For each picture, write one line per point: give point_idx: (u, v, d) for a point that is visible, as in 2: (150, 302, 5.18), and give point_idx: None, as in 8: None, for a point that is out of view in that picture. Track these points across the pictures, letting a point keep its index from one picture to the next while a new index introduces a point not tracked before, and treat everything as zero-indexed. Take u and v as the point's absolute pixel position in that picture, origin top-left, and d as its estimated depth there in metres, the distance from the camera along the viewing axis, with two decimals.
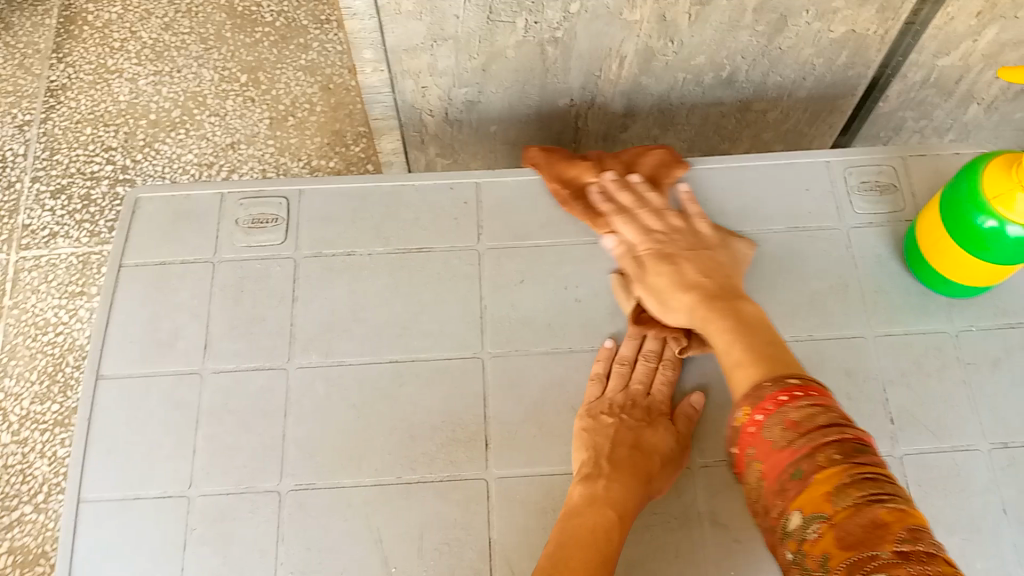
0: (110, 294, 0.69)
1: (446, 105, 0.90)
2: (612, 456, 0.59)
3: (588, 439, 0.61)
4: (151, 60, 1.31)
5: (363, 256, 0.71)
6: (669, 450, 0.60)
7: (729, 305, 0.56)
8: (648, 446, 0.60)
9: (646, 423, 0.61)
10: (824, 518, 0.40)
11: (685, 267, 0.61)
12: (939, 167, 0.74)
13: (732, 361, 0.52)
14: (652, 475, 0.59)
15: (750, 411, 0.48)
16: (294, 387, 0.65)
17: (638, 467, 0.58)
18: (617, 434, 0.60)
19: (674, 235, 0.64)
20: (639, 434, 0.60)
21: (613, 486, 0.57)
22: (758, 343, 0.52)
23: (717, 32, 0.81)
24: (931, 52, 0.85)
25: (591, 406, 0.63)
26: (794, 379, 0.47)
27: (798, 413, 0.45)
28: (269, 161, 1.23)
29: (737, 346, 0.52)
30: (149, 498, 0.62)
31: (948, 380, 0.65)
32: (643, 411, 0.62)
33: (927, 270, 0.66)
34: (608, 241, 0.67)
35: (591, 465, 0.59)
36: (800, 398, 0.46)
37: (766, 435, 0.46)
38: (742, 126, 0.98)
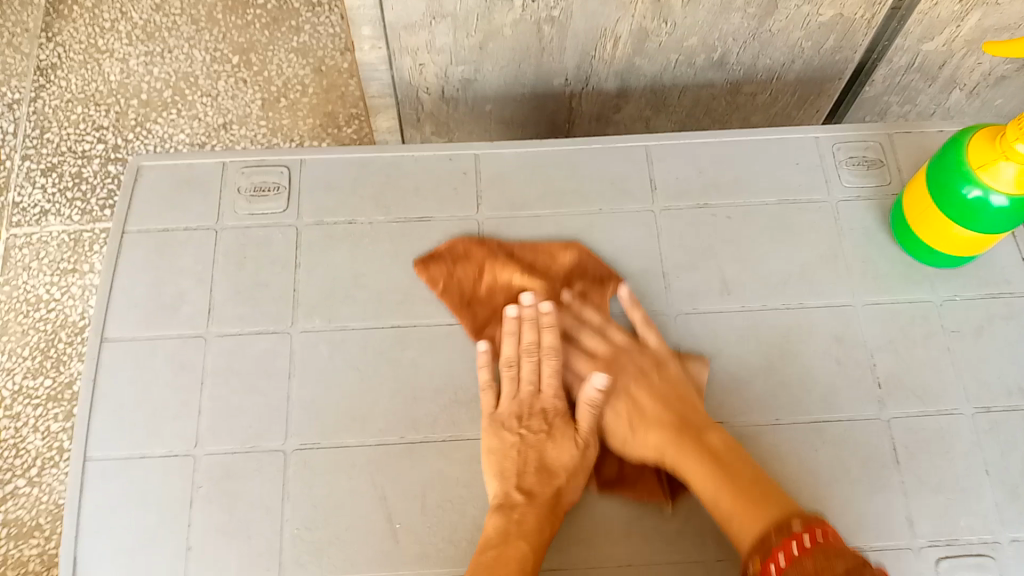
0: (113, 259, 0.70)
1: (444, 83, 0.91)
2: (523, 483, 0.59)
3: (497, 465, 0.60)
4: (142, 40, 1.31)
5: (365, 224, 0.72)
6: (574, 459, 0.61)
7: (700, 445, 0.59)
8: (556, 465, 0.60)
9: (549, 435, 0.62)
10: None
11: (642, 399, 0.63)
12: (923, 143, 0.76)
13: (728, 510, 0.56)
14: (561, 490, 0.60)
15: (763, 565, 0.51)
16: (299, 350, 0.66)
17: (546, 484, 0.59)
18: (522, 458, 0.61)
19: (622, 361, 0.65)
20: (544, 451, 0.61)
21: (529, 522, 0.57)
22: (751, 478, 0.57)
23: (711, 14, 0.83)
24: (916, 37, 0.88)
25: (489, 418, 0.62)
26: (801, 526, 0.52)
27: (814, 563, 0.48)
28: (262, 141, 1.23)
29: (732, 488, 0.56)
30: (155, 457, 0.63)
31: (933, 347, 0.67)
32: (545, 419, 0.62)
33: (913, 241, 0.69)
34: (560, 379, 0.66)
35: (503, 500, 0.59)
36: (813, 550, 0.49)
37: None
38: (732, 108, 1.00)
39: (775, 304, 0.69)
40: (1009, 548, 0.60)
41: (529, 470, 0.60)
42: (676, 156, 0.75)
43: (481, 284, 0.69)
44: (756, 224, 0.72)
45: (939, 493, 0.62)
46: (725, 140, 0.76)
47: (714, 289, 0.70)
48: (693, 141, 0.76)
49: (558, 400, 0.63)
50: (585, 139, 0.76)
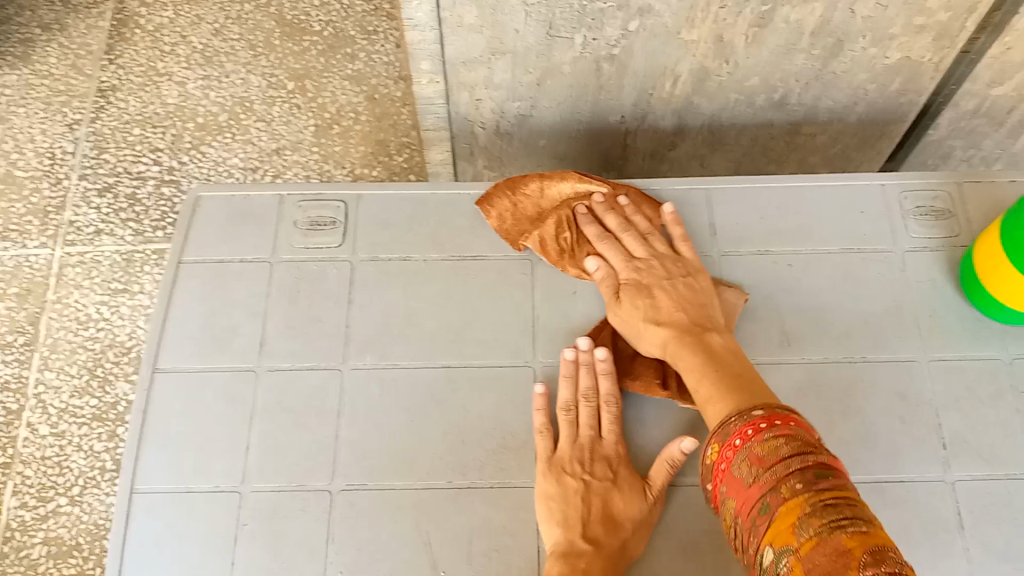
0: (168, 290, 0.70)
1: (499, 117, 0.91)
2: (590, 528, 0.57)
3: (559, 511, 0.58)
4: (200, 64, 1.33)
5: (419, 262, 0.71)
6: (640, 512, 0.59)
7: (701, 338, 0.60)
8: (621, 515, 0.59)
9: (613, 483, 0.60)
10: (791, 551, 0.41)
11: (660, 297, 0.63)
12: (995, 195, 0.74)
13: (707, 394, 0.55)
14: (625, 542, 0.58)
15: (722, 448, 0.50)
16: (349, 388, 0.66)
17: (609, 529, 0.58)
18: (587, 504, 0.58)
19: (654, 263, 0.66)
20: (610, 498, 0.59)
21: (595, 570, 0.55)
22: (733, 374, 0.56)
23: (774, 55, 0.82)
24: (986, 81, 0.85)
25: (548, 462, 0.61)
26: (760, 411, 0.49)
27: (763, 446, 0.47)
28: (313, 167, 1.24)
29: (715, 377, 0.56)
30: (201, 492, 0.62)
31: (1003, 409, 0.64)
32: (607, 463, 0.61)
33: (982, 295, 0.67)
34: (591, 264, 0.67)
35: (567, 547, 0.57)
36: (764, 430, 0.48)
37: (736, 471, 0.48)
38: (790, 149, 0.98)
39: (836, 357, 0.67)
40: None
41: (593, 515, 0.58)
42: (737, 201, 0.74)
43: (547, 198, 0.73)
44: (818, 273, 0.70)
45: (1009, 565, 0.59)
46: (787, 185, 0.74)
47: (773, 339, 0.68)
48: (755, 185, 0.74)
49: (619, 447, 0.62)
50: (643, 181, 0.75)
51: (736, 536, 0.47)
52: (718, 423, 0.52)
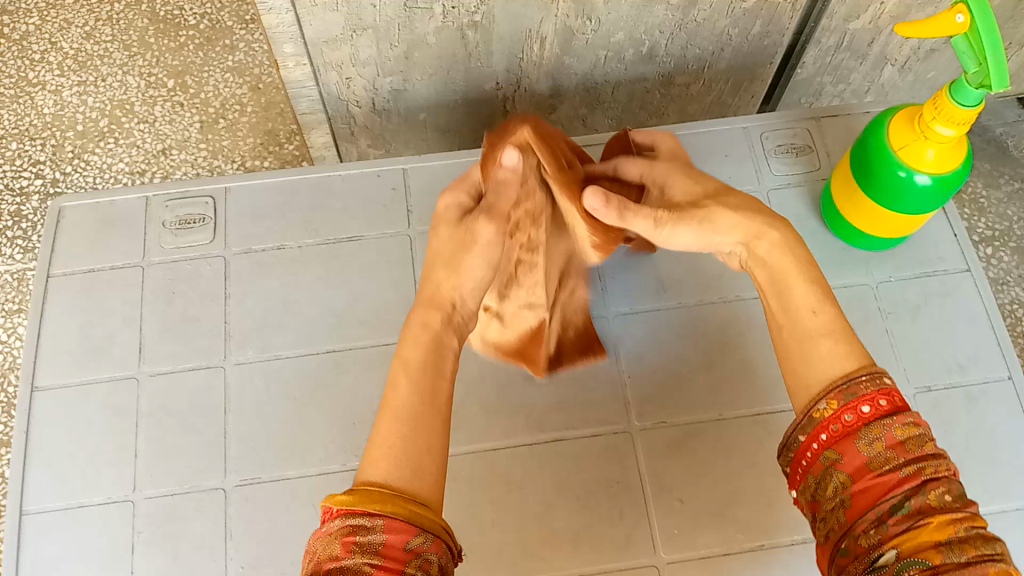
0: (39, 306, 0.68)
1: (373, 95, 0.89)
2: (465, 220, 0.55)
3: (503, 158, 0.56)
4: (74, 70, 1.26)
5: (293, 249, 0.71)
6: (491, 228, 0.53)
7: (765, 238, 0.52)
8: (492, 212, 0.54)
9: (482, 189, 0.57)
10: (926, 563, 0.36)
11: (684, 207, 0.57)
12: (850, 126, 0.78)
13: (808, 330, 0.48)
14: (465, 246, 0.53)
15: (842, 407, 0.44)
16: (232, 383, 0.65)
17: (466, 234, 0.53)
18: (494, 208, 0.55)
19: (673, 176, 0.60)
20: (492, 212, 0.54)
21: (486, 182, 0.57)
22: (834, 316, 0.48)
23: (634, 9, 0.81)
24: (842, 16, 0.86)
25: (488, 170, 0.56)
26: (888, 382, 0.44)
27: (902, 433, 0.42)
28: (203, 165, 1.19)
29: (823, 313, 0.48)
30: (93, 505, 0.61)
31: (871, 329, 0.68)
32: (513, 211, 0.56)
33: (845, 227, 0.70)
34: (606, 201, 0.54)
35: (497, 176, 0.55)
36: (901, 414, 0.43)
37: (860, 445, 0.42)
38: (668, 100, 0.99)
39: (710, 299, 0.70)
40: None
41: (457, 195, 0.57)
42: None
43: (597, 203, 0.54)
44: None
45: None
46: None
47: (649, 287, 0.71)
48: None
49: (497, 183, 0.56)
50: None
51: (835, 517, 0.42)
52: (837, 376, 0.45)
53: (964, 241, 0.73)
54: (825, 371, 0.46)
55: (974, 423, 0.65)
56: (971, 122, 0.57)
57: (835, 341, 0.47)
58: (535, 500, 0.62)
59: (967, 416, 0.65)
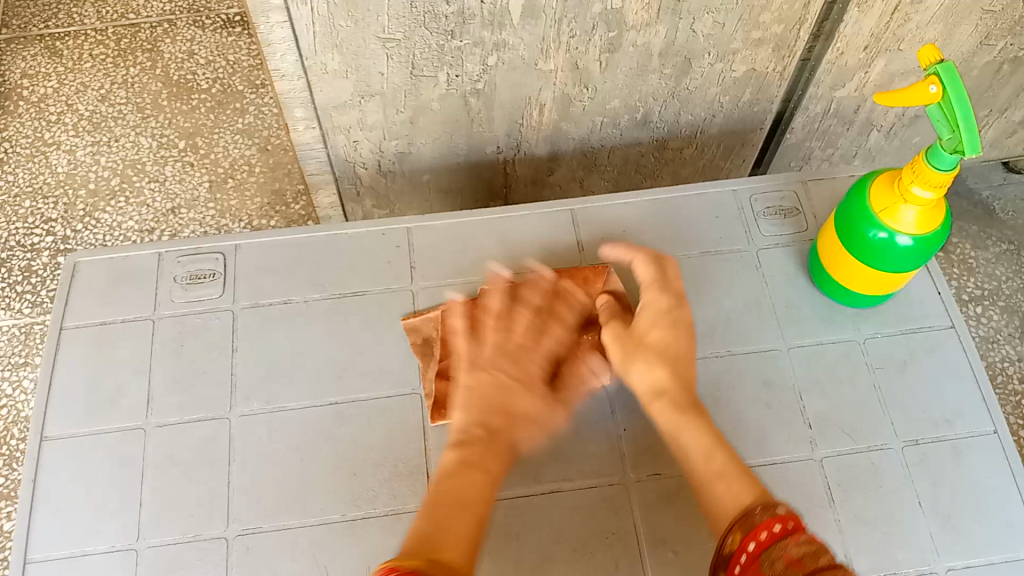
0: (51, 358, 0.71)
1: (378, 157, 0.92)
2: (477, 415, 0.63)
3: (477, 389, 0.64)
4: (88, 131, 1.30)
5: (300, 303, 0.73)
6: (540, 411, 0.65)
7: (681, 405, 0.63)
8: (518, 414, 0.64)
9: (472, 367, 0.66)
10: None
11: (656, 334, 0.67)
12: (835, 189, 0.81)
13: (714, 472, 0.58)
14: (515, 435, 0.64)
15: (743, 538, 0.52)
16: (237, 434, 0.67)
17: (502, 446, 0.62)
18: (491, 395, 0.64)
19: (669, 310, 0.68)
20: (509, 399, 0.64)
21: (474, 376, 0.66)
22: (727, 459, 0.59)
23: (629, 77, 0.85)
24: (828, 85, 0.90)
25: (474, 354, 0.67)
26: (782, 509, 0.53)
27: (798, 550, 0.49)
28: (211, 223, 1.22)
29: (716, 457, 0.59)
30: (97, 554, 0.62)
31: (859, 385, 0.70)
32: (489, 360, 0.66)
33: (831, 284, 0.72)
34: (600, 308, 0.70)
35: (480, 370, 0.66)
36: (795, 532, 0.51)
37: (762, 564, 0.49)
38: (661, 164, 1.02)
39: (703, 353, 0.72)
40: None
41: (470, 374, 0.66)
42: (601, 217, 0.80)
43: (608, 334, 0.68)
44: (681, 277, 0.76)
45: (877, 529, 0.64)
46: (652, 197, 0.81)
47: None
48: (620, 201, 0.80)
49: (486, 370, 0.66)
50: (508, 207, 0.79)
51: None
52: (738, 509, 0.55)
53: (948, 299, 0.75)
54: (728, 505, 0.56)
55: (962, 477, 0.66)
56: (948, 186, 0.60)
57: (731, 480, 0.58)
58: (532, 550, 0.63)
59: (955, 469, 0.67)
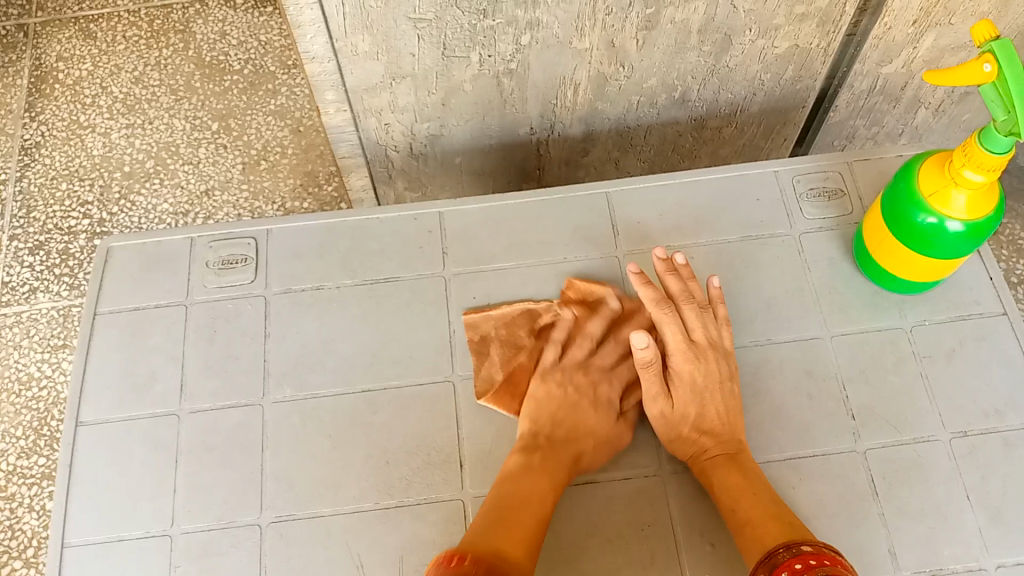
0: (85, 344, 0.71)
1: (410, 139, 0.91)
2: (543, 430, 0.64)
3: (534, 409, 0.65)
4: (123, 113, 1.30)
5: (332, 289, 0.73)
6: (606, 431, 0.65)
7: (743, 460, 0.62)
8: (584, 429, 0.64)
9: (545, 382, 0.67)
10: None
11: (703, 383, 0.64)
12: (882, 169, 0.79)
13: (761, 507, 0.58)
14: (583, 452, 0.63)
15: None
16: (270, 421, 0.67)
17: (563, 458, 0.62)
18: (559, 411, 0.65)
19: (698, 381, 0.64)
20: (576, 414, 0.65)
21: (538, 389, 0.66)
22: (774, 501, 0.58)
23: (666, 55, 0.83)
24: (874, 61, 0.86)
25: (550, 367, 0.68)
26: (809, 548, 0.52)
27: None
28: (244, 206, 1.22)
29: (764, 497, 0.59)
30: (133, 539, 0.63)
31: (905, 374, 0.68)
32: (564, 373, 0.67)
33: (876, 270, 0.70)
34: (640, 340, 0.62)
35: (545, 386, 0.67)
36: (815, 567, 0.50)
37: None
38: (699, 143, 0.99)
39: (742, 342, 0.70)
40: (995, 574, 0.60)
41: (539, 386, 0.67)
42: (638, 201, 0.77)
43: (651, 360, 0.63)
44: (721, 263, 0.74)
45: (921, 523, 0.62)
46: (690, 179, 0.78)
47: None
48: (657, 184, 0.78)
49: (555, 385, 0.67)
50: (542, 190, 0.78)
51: None
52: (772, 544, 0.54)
53: (1000, 284, 0.72)
54: (766, 537, 0.55)
55: (1013, 469, 0.64)
56: (1002, 169, 0.58)
57: (777, 519, 0.57)
58: (567, 542, 0.62)
59: (1004, 462, 0.64)
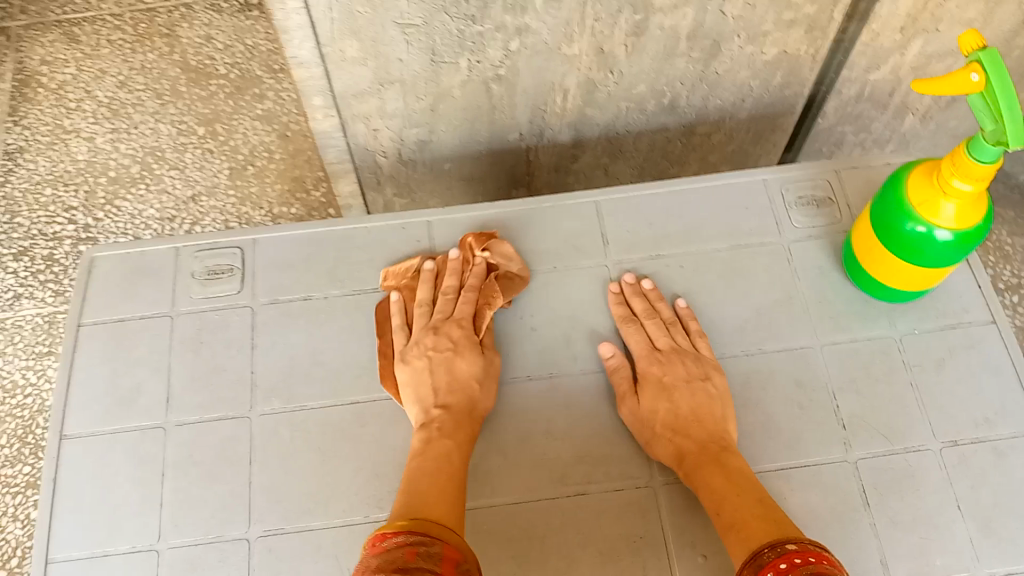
0: (70, 356, 0.70)
1: (398, 146, 0.91)
2: (432, 404, 0.64)
3: (413, 392, 0.65)
4: (107, 117, 1.29)
5: (319, 300, 0.72)
6: (478, 368, 0.66)
7: (727, 457, 0.61)
8: (462, 379, 0.66)
9: (407, 365, 0.67)
10: None
11: (671, 381, 0.66)
12: (871, 177, 0.79)
13: (746, 504, 0.57)
14: (474, 398, 0.65)
15: None
16: (258, 434, 0.66)
17: (462, 421, 0.63)
18: (434, 377, 0.66)
19: (665, 380, 0.66)
20: (449, 371, 0.66)
21: (403, 373, 0.67)
22: (761, 498, 0.58)
23: (655, 61, 0.82)
24: (863, 67, 0.86)
25: (402, 350, 0.68)
26: (793, 546, 0.51)
27: None
28: (231, 211, 1.21)
29: (749, 494, 0.58)
30: (119, 554, 0.62)
31: (896, 383, 0.68)
32: (418, 345, 0.68)
33: (866, 279, 0.70)
34: (605, 349, 0.69)
35: (402, 367, 0.67)
36: (801, 566, 0.49)
37: None
38: (688, 149, 0.99)
39: (733, 351, 0.70)
40: None
41: (401, 370, 0.67)
42: (627, 210, 0.77)
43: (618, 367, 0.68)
44: (711, 272, 0.74)
45: (913, 533, 0.62)
46: (680, 188, 0.78)
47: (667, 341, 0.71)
48: (646, 193, 0.78)
49: (418, 358, 0.67)
50: (530, 199, 0.77)
51: None
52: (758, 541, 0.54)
53: (989, 292, 0.73)
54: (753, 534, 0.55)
55: (1003, 480, 0.64)
56: (991, 178, 0.58)
57: (762, 514, 0.56)
58: (558, 556, 0.61)
59: (995, 471, 0.64)
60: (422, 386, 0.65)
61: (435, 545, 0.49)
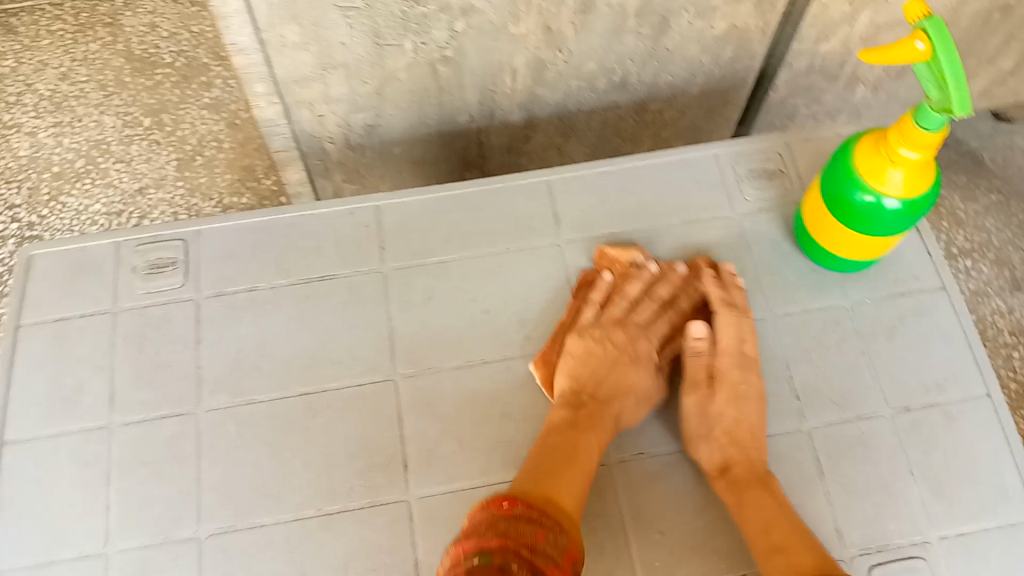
0: (8, 358, 0.67)
1: (346, 131, 0.89)
2: (580, 390, 0.65)
3: (574, 367, 0.66)
4: (49, 111, 1.25)
5: (266, 290, 0.70)
6: (647, 388, 0.66)
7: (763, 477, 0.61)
8: (625, 386, 0.65)
9: (588, 342, 0.67)
10: None
11: (748, 392, 0.64)
12: (821, 148, 0.78)
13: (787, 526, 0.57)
14: (624, 410, 0.64)
15: None
16: (205, 430, 0.64)
17: (596, 422, 0.62)
18: (595, 363, 0.66)
19: (742, 388, 0.64)
20: (615, 372, 0.66)
21: (574, 346, 0.67)
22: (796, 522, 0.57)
23: (604, 39, 0.81)
24: (811, 39, 0.86)
25: (593, 324, 0.69)
26: None
27: None
28: (180, 203, 1.18)
29: (788, 517, 0.57)
30: (64, 561, 0.60)
31: (849, 352, 0.68)
32: (603, 330, 0.68)
33: (817, 250, 0.70)
34: (697, 329, 0.67)
35: (580, 341, 0.67)
36: None
37: None
38: (641, 126, 0.98)
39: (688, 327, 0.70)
40: (938, 546, 0.60)
41: (573, 341, 0.67)
42: (579, 187, 0.76)
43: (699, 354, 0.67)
44: (664, 248, 0.74)
45: (866, 500, 0.62)
46: (631, 164, 0.77)
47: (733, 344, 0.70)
48: (598, 170, 0.77)
49: (597, 344, 0.67)
50: (480, 180, 0.76)
51: None
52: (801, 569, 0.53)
53: (939, 258, 0.73)
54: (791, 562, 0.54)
55: (955, 443, 0.64)
56: (937, 146, 0.58)
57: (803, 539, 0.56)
58: None
59: (946, 436, 0.65)
60: (607, 376, 0.65)
61: (563, 537, 0.52)
